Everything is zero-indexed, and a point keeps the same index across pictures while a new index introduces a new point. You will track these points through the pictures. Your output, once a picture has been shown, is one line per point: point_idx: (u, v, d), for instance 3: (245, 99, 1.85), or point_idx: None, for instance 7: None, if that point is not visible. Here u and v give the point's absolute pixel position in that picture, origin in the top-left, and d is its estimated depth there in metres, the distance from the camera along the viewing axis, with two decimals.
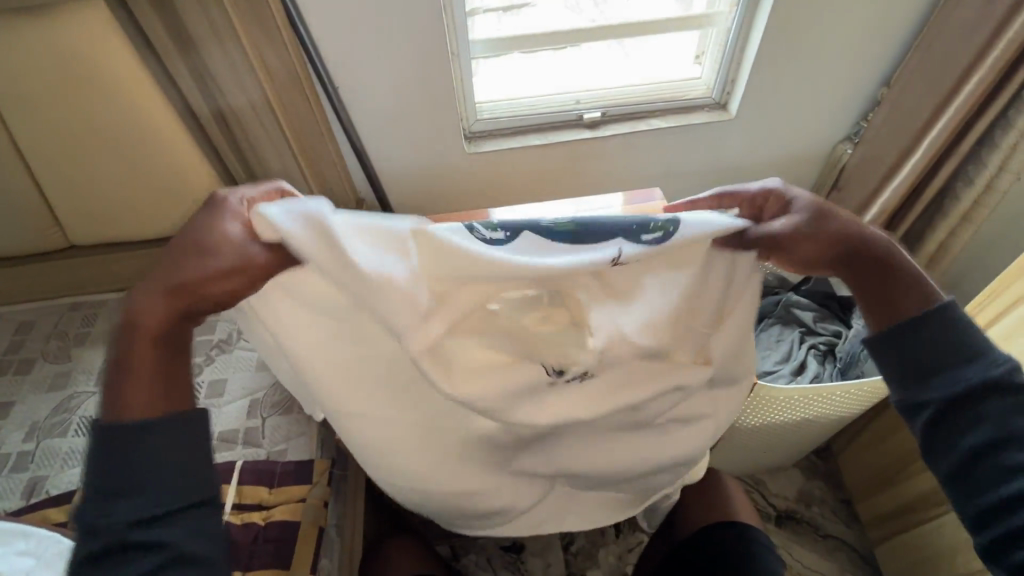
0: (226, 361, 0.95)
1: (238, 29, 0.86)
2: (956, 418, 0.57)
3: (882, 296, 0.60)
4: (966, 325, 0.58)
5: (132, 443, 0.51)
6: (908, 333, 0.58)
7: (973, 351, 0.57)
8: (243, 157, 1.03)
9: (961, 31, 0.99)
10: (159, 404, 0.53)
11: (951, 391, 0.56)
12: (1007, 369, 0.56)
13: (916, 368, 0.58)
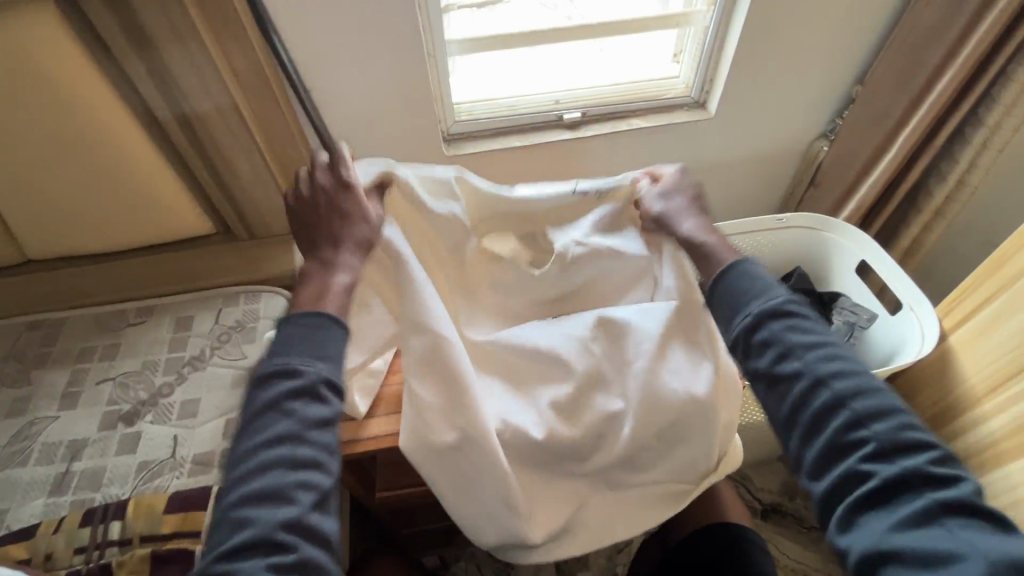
0: (199, 380, 0.91)
1: (201, 30, 0.82)
2: (802, 396, 0.60)
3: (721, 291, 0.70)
4: (741, 274, 0.70)
5: (302, 355, 0.63)
6: (738, 326, 0.66)
7: (751, 291, 0.68)
8: (212, 166, 1.00)
9: (931, 29, 1.01)
10: (328, 328, 0.65)
11: (789, 369, 0.62)
12: (781, 301, 0.66)
13: (756, 355, 0.64)
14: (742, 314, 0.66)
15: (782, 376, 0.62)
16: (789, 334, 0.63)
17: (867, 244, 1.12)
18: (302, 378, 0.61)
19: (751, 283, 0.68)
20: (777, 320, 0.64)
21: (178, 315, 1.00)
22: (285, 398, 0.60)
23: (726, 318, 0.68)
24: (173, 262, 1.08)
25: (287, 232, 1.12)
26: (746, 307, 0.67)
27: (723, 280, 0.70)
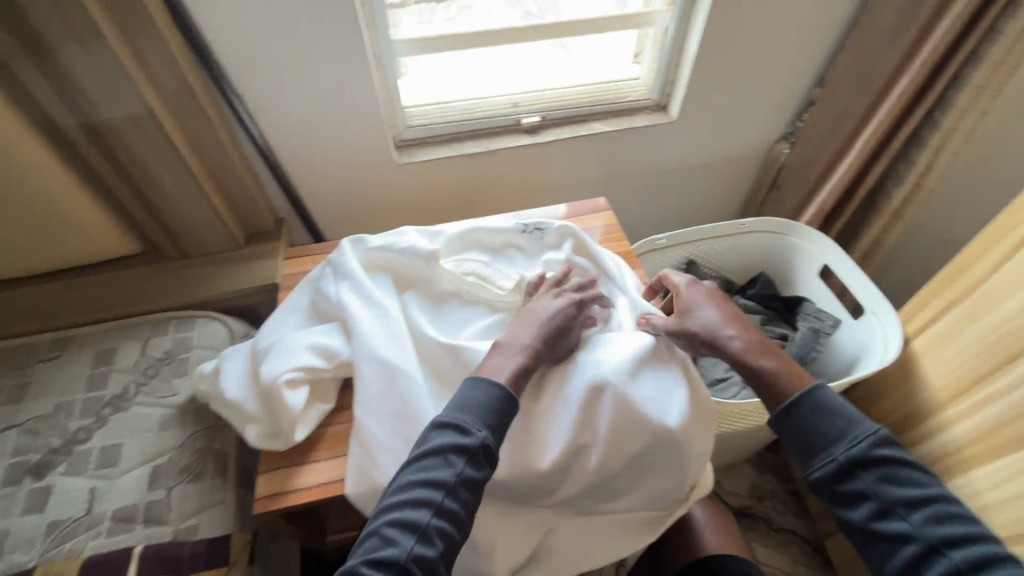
0: (122, 421, 0.81)
1: (103, 26, 0.72)
2: (910, 559, 0.59)
3: (792, 432, 0.67)
4: (828, 405, 0.66)
5: (471, 410, 0.63)
6: (824, 475, 0.64)
7: (841, 428, 0.65)
8: (130, 179, 0.89)
9: (888, 32, 1.00)
10: (504, 398, 0.64)
11: (890, 529, 0.60)
12: (871, 441, 0.63)
13: (849, 506, 0.63)
14: (824, 459, 0.64)
15: (885, 535, 0.61)
16: (888, 488, 0.62)
17: (830, 248, 1.11)
18: (470, 436, 0.61)
19: (834, 419, 0.65)
20: (873, 471, 0.62)
21: (98, 347, 0.89)
22: (448, 448, 0.60)
23: (809, 462, 0.66)
24: (94, 287, 0.97)
25: (223, 250, 1.03)
26: (831, 452, 0.64)
27: (794, 410, 0.67)
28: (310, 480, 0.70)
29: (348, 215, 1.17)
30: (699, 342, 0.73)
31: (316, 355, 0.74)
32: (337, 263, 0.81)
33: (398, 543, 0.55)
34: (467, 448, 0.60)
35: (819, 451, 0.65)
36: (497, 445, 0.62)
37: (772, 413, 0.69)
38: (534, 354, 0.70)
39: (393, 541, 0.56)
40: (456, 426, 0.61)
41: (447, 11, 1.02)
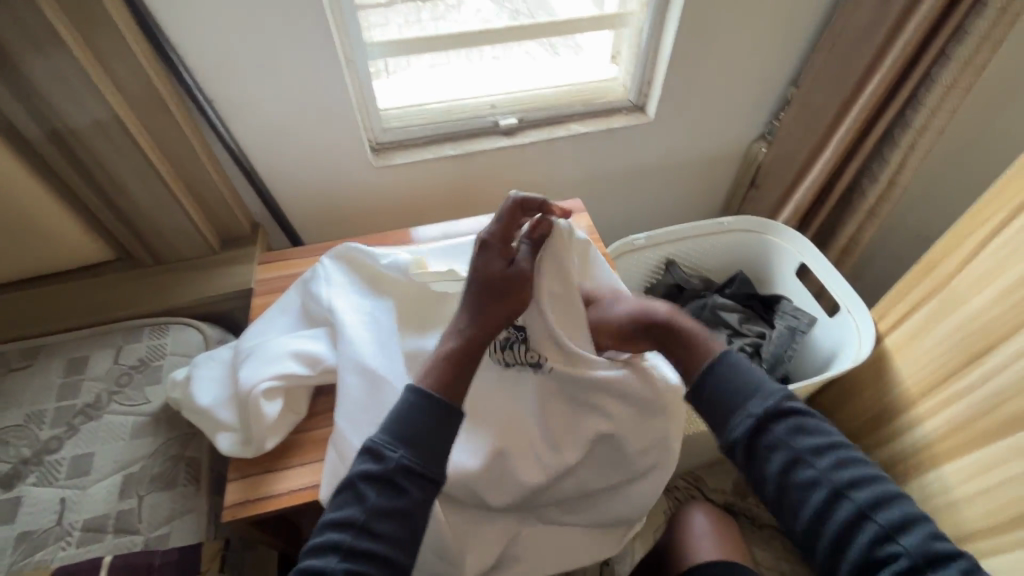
0: (93, 431, 0.81)
1: (64, 32, 0.71)
2: (867, 550, 0.53)
3: (716, 386, 0.62)
4: (729, 370, 0.63)
5: (386, 431, 0.57)
6: (770, 466, 0.57)
7: (739, 389, 0.61)
8: (98, 186, 0.88)
9: (859, 31, 1.01)
10: (440, 408, 0.57)
11: (844, 519, 0.54)
12: (767, 409, 0.59)
13: (800, 499, 0.56)
14: (765, 446, 0.58)
15: (793, 487, 0.56)
16: (832, 471, 0.56)
17: (805, 247, 1.12)
18: (381, 463, 0.55)
19: (760, 396, 0.60)
20: (809, 452, 0.57)
21: (71, 356, 0.89)
22: (358, 479, 0.55)
23: (750, 453, 0.59)
24: (67, 295, 0.96)
25: (198, 256, 1.02)
26: (764, 437, 0.58)
27: (717, 385, 0.62)
28: (286, 486, 0.70)
29: (326, 219, 1.16)
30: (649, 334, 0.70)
31: (299, 363, 0.74)
32: (324, 267, 0.81)
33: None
34: (376, 477, 0.54)
35: (748, 434, 0.58)
36: (416, 467, 0.55)
37: (699, 393, 0.63)
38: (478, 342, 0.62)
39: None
40: (367, 452, 0.56)
41: (432, 12, 1.01)
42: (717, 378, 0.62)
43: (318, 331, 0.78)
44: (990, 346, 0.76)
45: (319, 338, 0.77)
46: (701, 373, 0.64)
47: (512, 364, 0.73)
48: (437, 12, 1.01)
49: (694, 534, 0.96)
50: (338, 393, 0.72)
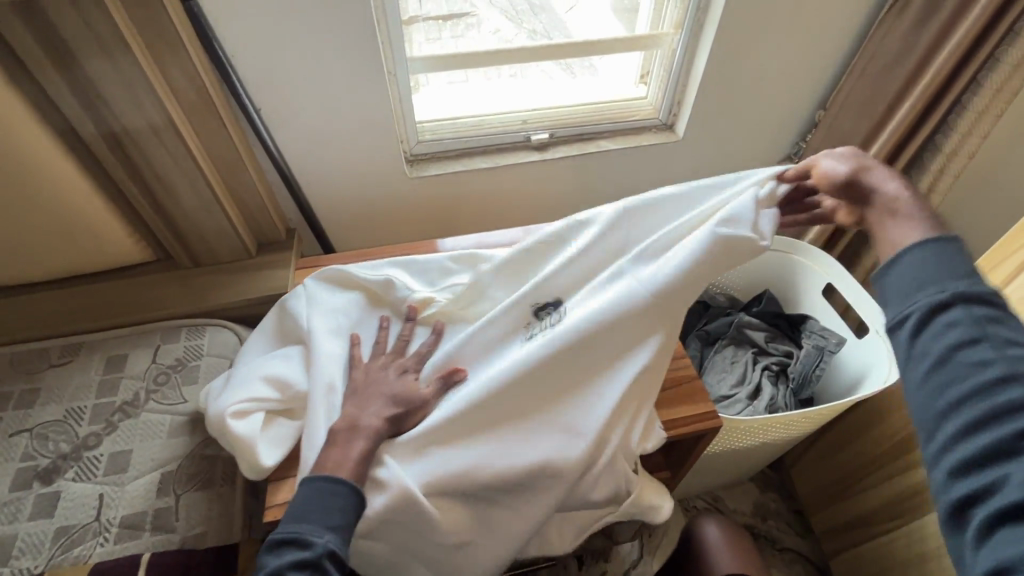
0: (131, 428, 0.82)
1: (128, 38, 0.74)
2: (1010, 442, 0.44)
3: (918, 258, 0.54)
4: (945, 247, 0.53)
5: (307, 520, 0.59)
6: (943, 338, 0.49)
7: (954, 263, 0.52)
8: (146, 188, 0.91)
9: (890, 57, 1.02)
10: (354, 492, 0.62)
11: (1003, 406, 0.45)
12: (967, 283, 0.50)
13: (955, 380, 0.48)
14: (944, 318, 0.50)
15: (956, 358, 0.48)
16: (1016, 361, 0.47)
17: (834, 267, 1.11)
18: (310, 550, 0.57)
19: (967, 277, 0.51)
20: (998, 339, 0.48)
21: (109, 354, 0.90)
22: (286, 569, 0.56)
23: (924, 321, 0.50)
24: (107, 293, 0.98)
25: (235, 259, 1.04)
26: (950, 309, 0.50)
27: (924, 260, 0.53)
28: (281, 496, 0.68)
29: (358, 227, 1.19)
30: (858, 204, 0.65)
31: (267, 385, 0.71)
32: (302, 288, 0.81)
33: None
34: (307, 563, 0.56)
35: (935, 301, 0.50)
36: (342, 550, 0.59)
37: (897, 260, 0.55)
38: (377, 438, 0.66)
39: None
40: (293, 541, 0.57)
41: (454, 30, 1.04)
42: (923, 254, 0.53)
43: (290, 351, 0.76)
44: None
45: (291, 358, 0.75)
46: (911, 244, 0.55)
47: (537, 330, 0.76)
48: (460, 29, 1.05)
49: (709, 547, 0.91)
50: (309, 414, 0.69)
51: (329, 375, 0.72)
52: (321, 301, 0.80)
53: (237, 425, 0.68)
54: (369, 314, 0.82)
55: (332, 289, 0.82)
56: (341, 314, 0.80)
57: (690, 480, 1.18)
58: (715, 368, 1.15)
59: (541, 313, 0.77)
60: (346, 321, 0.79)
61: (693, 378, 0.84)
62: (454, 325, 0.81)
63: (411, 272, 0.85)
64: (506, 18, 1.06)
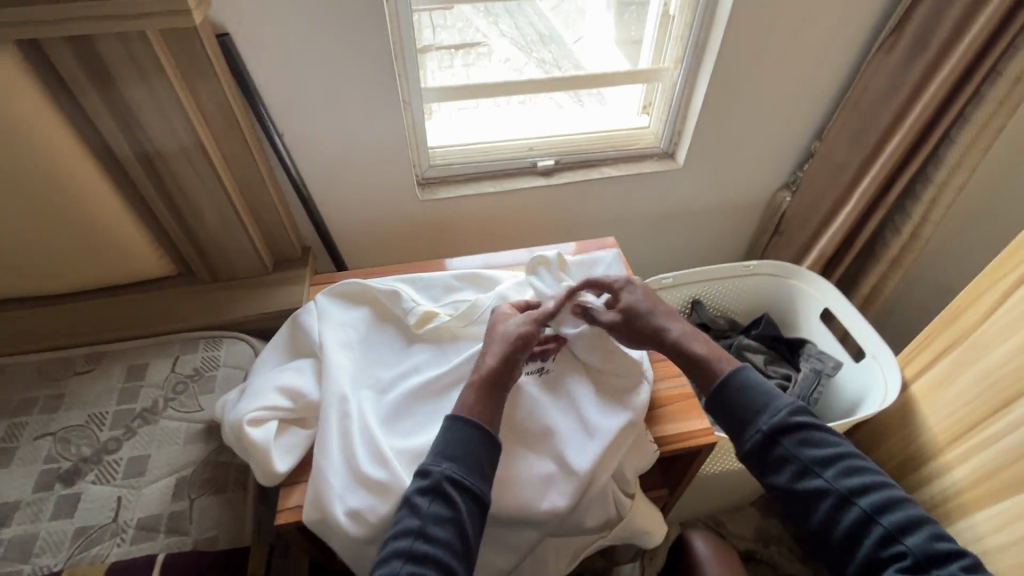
0: (149, 434, 0.85)
1: (167, 68, 0.80)
2: (873, 552, 0.57)
3: (724, 407, 0.67)
4: (744, 384, 0.67)
5: (431, 452, 0.64)
6: (780, 476, 0.63)
7: (757, 402, 0.66)
8: (173, 205, 0.96)
9: (879, 93, 1.08)
10: (477, 425, 0.65)
11: (851, 523, 0.58)
12: (770, 421, 0.64)
13: (811, 506, 0.61)
14: (774, 456, 0.63)
15: (799, 492, 0.61)
16: (838, 479, 0.60)
17: (832, 293, 1.15)
18: (429, 478, 0.61)
19: (768, 412, 0.65)
20: (816, 461, 0.61)
21: (131, 362, 0.95)
22: (413, 494, 0.61)
23: (762, 462, 0.64)
24: (131, 305, 1.03)
25: (252, 275, 1.09)
26: (773, 449, 0.63)
27: (736, 402, 0.67)
28: (292, 500, 0.71)
29: (370, 246, 1.24)
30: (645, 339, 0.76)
31: (282, 395, 0.74)
32: (314, 303, 0.85)
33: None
34: (426, 489, 0.60)
35: (758, 445, 0.64)
36: (460, 477, 0.61)
37: (716, 405, 0.68)
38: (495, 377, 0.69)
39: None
40: (416, 471, 0.62)
41: (465, 58, 1.10)
42: (733, 397, 0.67)
43: (303, 364, 0.79)
44: (1013, 398, 0.77)
45: (303, 370, 0.79)
46: (715, 387, 0.68)
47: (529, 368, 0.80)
48: (471, 57, 1.10)
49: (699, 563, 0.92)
50: (323, 426, 0.73)
51: (338, 388, 0.75)
52: (331, 315, 0.84)
53: (253, 430, 0.70)
54: (372, 326, 0.86)
55: (340, 303, 0.86)
56: (350, 327, 0.84)
57: (689, 502, 1.19)
58: None
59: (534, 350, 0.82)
60: (353, 333, 0.84)
61: (689, 397, 0.86)
62: (455, 337, 0.85)
63: (415, 287, 0.90)
64: (517, 47, 1.11)
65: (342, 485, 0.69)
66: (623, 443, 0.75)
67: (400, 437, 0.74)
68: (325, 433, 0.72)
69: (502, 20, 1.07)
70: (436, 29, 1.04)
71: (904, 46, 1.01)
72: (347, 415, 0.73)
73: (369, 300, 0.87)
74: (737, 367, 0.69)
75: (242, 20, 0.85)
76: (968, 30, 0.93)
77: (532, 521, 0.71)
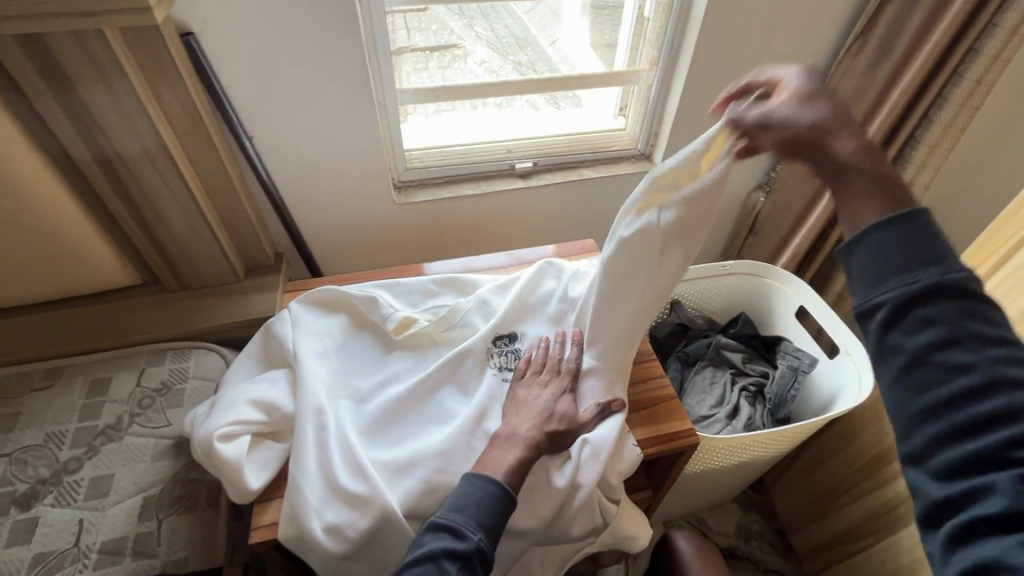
0: (114, 452, 0.81)
1: (127, 69, 0.76)
2: (993, 449, 0.43)
3: (876, 243, 0.48)
4: (926, 223, 0.47)
5: (465, 512, 0.62)
6: (917, 339, 0.46)
7: (933, 245, 0.46)
8: (137, 212, 0.92)
9: (848, 96, 1.10)
10: (510, 501, 0.65)
11: (982, 411, 0.43)
12: (941, 273, 0.45)
13: (931, 382, 0.45)
14: (918, 313, 0.46)
15: (931, 361, 0.45)
16: (993, 362, 0.44)
17: (805, 291, 1.16)
18: (464, 542, 0.60)
19: (941, 264, 0.46)
20: (975, 339, 0.45)
21: (93, 377, 0.90)
22: (441, 555, 0.59)
23: (901, 316, 0.46)
24: (92, 317, 0.99)
25: (222, 282, 1.05)
26: (927, 305, 0.46)
27: (899, 243, 0.47)
28: (266, 517, 0.68)
29: (346, 251, 1.22)
30: (793, 144, 0.58)
31: (255, 408, 0.71)
32: (287, 312, 0.82)
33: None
34: (460, 554, 0.59)
35: (907, 297, 0.46)
36: (487, 551, 0.61)
37: (866, 239, 0.49)
38: (535, 448, 0.69)
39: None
40: (452, 530, 0.60)
41: (440, 60, 1.08)
42: (895, 233, 0.47)
43: (277, 374, 0.76)
44: None
45: (277, 381, 0.76)
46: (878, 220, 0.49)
47: (504, 369, 0.81)
48: (448, 59, 1.09)
49: (682, 562, 0.93)
50: (297, 438, 0.70)
51: (313, 398, 0.73)
52: (307, 321, 0.82)
53: (223, 447, 0.67)
54: (348, 333, 0.84)
55: (315, 310, 0.84)
56: (327, 333, 0.82)
57: (671, 501, 1.20)
58: (694, 390, 1.16)
59: (501, 343, 0.83)
60: (331, 339, 0.82)
61: (669, 398, 0.86)
62: (435, 342, 0.84)
63: (393, 294, 0.88)
64: (492, 48, 1.10)
65: (318, 499, 0.66)
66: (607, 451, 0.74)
67: (382, 448, 0.73)
68: (299, 446, 0.69)
69: (478, 23, 1.07)
70: (410, 30, 1.02)
71: (871, 49, 1.04)
72: (324, 426, 0.71)
73: (345, 306, 0.85)
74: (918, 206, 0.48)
75: (208, 20, 0.82)
76: (931, 34, 0.95)
77: (514, 530, 0.70)
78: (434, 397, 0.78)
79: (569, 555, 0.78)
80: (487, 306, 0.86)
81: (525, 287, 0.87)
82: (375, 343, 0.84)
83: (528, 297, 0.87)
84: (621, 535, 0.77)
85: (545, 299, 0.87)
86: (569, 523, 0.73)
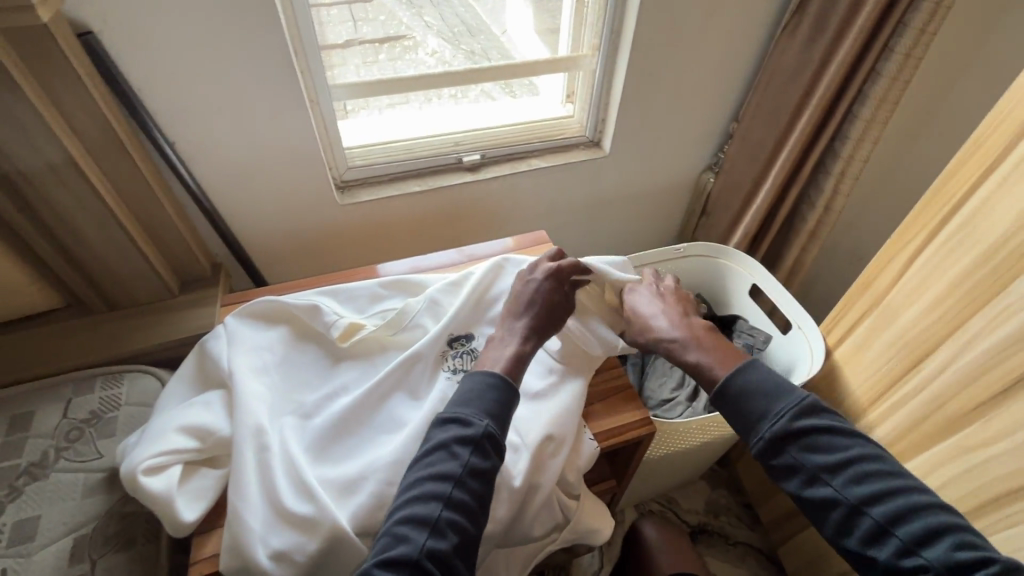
0: (39, 492, 0.75)
1: (15, 75, 0.69)
2: (890, 561, 0.54)
3: (726, 412, 0.64)
4: (744, 388, 0.63)
5: (469, 402, 0.62)
6: (788, 485, 0.59)
7: (760, 407, 0.61)
8: (47, 230, 0.85)
9: (788, 73, 1.11)
10: (507, 387, 0.64)
11: (863, 533, 0.55)
12: (773, 428, 0.60)
13: (821, 516, 0.58)
14: (777, 463, 0.60)
15: (807, 497, 0.58)
16: (848, 488, 0.56)
17: (756, 268, 1.18)
18: (472, 428, 0.60)
19: (768, 417, 0.60)
20: (824, 471, 0.57)
21: (12, 413, 0.82)
22: (451, 441, 0.59)
23: (770, 469, 0.61)
24: (11, 345, 0.91)
25: (156, 299, 0.99)
26: (777, 458, 0.60)
27: (739, 408, 0.63)
28: (207, 550, 0.65)
29: (290, 256, 1.16)
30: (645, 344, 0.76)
31: (185, 436, 0.67)
32: (223, 327, 0.77)
33: (412, 538, 0.53)
34: (469, 439, 0.59)
35: (762, 452, 0.60)
36: (498, 435, 0.61)
37: (720, 411, 0.65)
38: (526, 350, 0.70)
39: (405, 538, 0.53)
40: (455, 419, 0.60)
41: (391, 52, 1.03)
42: (729, 398, 0.63)
43: (211, 396, 0.72)
44: (917, 362, 0.79)
45: (211, 404, 0.71)
46: (715, 390, 0.65)
47: (459, 370, 0.78)
48: (396, 50, 1.03)
49: (649, 546, 0.98)
50: (235, 461, 0.66)
51: (251, 419, 0.68)
52: (244, 335, 0.77)
53: (148, 483, 0.62)
54: (290, 344, 0.80)
55: (253, 323, 0.79)
56: (267, 347, 0.77)
57: (639, 486, 1.20)
58: (655, 373, 1.17)
59: (455, 344, 0.81)
60: (273, 353, 0.77)
61: (626, 388, 0.85)
62: (383, 347, 0.81)
63: (337, 298, 0.85)
64: (443, 39, 1.06)
65: (261, 526, 0.63)
66: (562, 447, 0.73)
67: (328, 464, 0.70)
68: (238, 472, 0.65)
69: (426, 12, 1.00)
70: (356, 22, 0.97)
71: (806, 25, 1.04)
72: (265, 447, 0.67)
73: (284, 315, 0.81)
74: (741, 364, 0.65)
75: (108, 17, 0.76)
76: (861, 8, 0.96)
77: None
78: (383, 406, 0.75)
79: (533, 555, 0.77)
80: (438, 305, 0.83)
81: (479, 283, 0.84)
82: (321, 353, 0.80)
83: (481, 294, 0.84)
84: (582, 528, 0.77)
85: (501, 296, 0.85)
86: (528, 524, 0.72)
